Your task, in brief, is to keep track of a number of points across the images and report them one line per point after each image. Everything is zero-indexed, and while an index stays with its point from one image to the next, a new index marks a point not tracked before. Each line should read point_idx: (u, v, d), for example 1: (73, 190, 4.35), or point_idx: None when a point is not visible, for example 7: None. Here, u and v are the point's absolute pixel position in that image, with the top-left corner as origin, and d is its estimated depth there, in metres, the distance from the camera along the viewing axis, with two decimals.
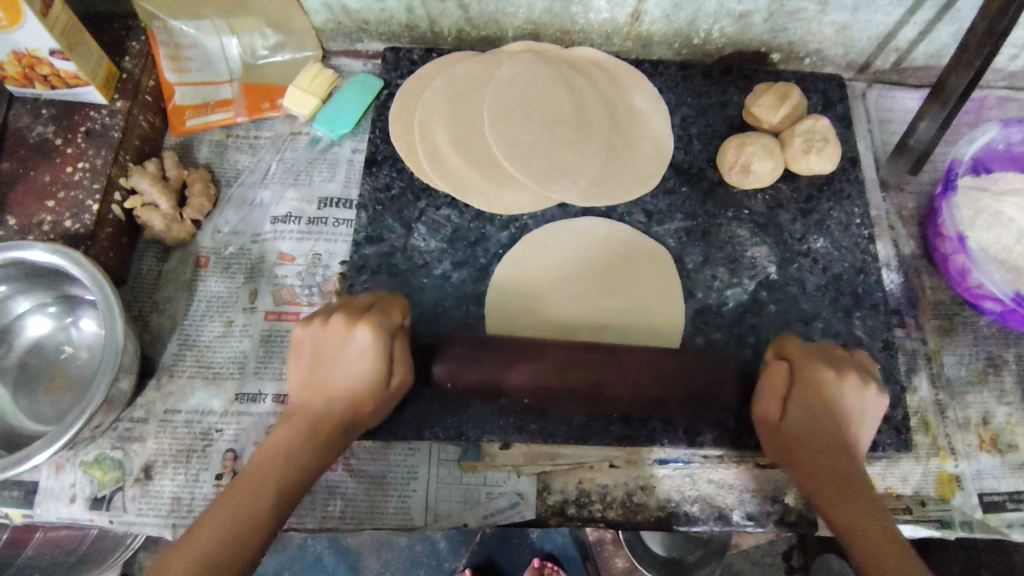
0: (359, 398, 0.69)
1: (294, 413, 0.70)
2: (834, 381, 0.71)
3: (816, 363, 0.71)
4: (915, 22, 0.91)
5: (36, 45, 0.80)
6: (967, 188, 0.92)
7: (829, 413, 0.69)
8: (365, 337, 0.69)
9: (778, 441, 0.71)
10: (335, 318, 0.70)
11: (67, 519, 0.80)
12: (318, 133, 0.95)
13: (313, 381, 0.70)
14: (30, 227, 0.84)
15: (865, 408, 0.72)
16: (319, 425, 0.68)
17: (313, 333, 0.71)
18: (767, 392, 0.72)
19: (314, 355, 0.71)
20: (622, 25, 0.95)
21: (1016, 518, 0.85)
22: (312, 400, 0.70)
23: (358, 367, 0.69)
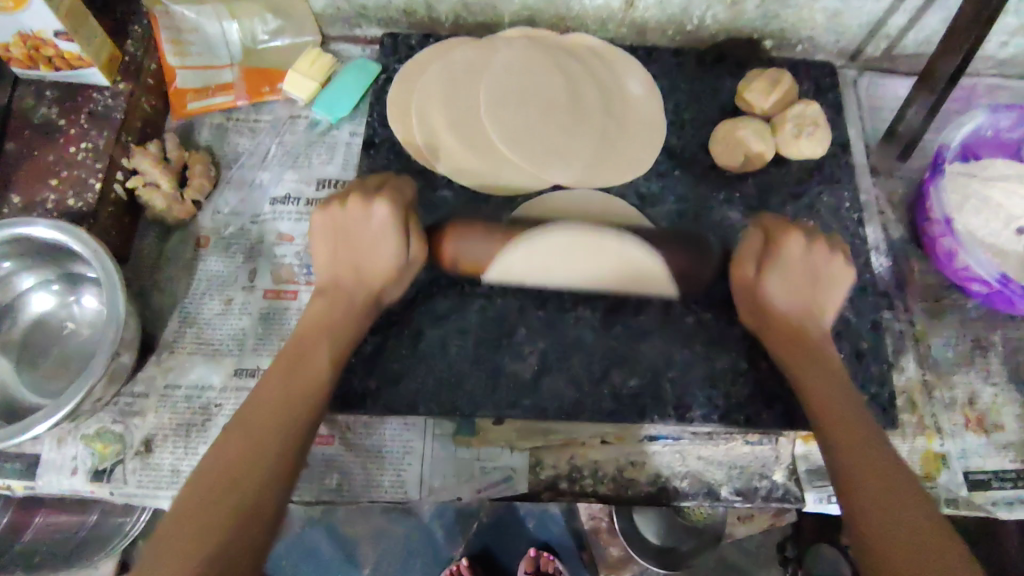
0: (382, 273, 0.79)
1: (326, 289, 0.80)
2: (802, 248, 0.80)
3: (786, 230, 0.81)
4: (905, 9, 0.93)
5: (41, 27, 0.81)
6: (956, 172, 0.93)
7: (793, 273, 0.80)
8: (381, 215, 0.78)
9: (752, 302, 0.80)
10: (352, 200, 0.79)
11: (69, 491, 0.81)
12: (318, 116, 0.97)
13: (341, 258, 0.80)
14: (33, 205, 0.85)
15: (832, 273, 0.80)
16: (348, 299, 0.78)
17: (333, 215, 0.80)
18: (743, 253, 0.81)
19: (340, 235, 0.80)
20: (617, 11, 0.96)
21: (1001, 496, 0.86)
22: (341, 273, 0.80)
23: (379, 243, 0.78)
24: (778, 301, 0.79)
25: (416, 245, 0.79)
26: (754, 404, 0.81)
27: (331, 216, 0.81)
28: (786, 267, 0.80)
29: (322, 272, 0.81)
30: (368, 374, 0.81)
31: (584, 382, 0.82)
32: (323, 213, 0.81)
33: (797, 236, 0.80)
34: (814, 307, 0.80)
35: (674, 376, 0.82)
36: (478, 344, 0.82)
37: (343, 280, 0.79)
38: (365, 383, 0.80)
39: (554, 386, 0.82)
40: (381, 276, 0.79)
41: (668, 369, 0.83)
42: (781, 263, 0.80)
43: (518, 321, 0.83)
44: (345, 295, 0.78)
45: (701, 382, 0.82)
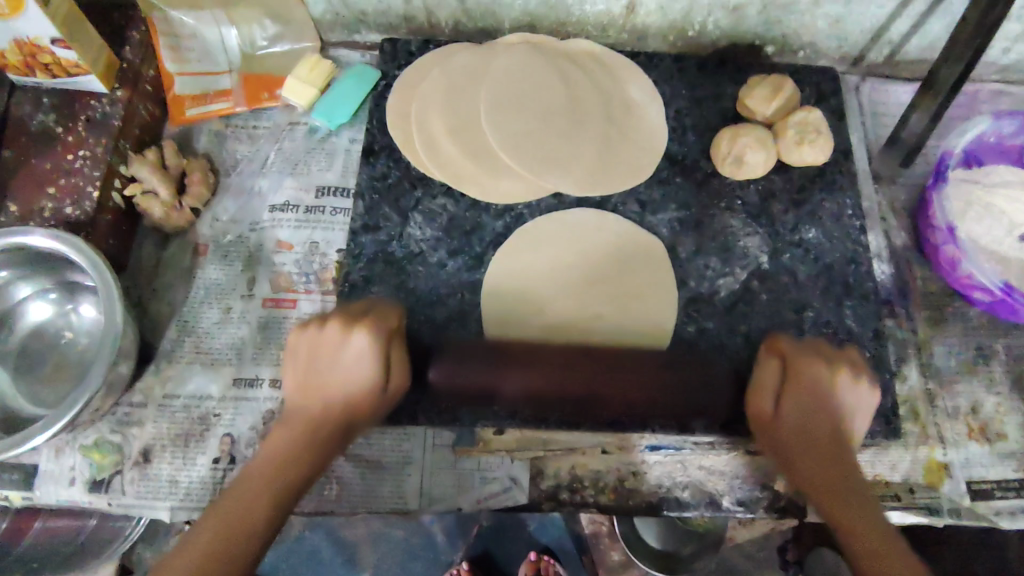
0: (354, 395, 0.70)
1: (290, 418, 0.70)
2: (825, 380, 0.72)
3: (803, 359, 0.73)
4: (908, 15, 0.92)
5: (38, 34, 0.81)
6: (958, 180, 0.93)
7: (816, 409, 0.71)
8: (362, 345, 0.69)
9: (773, 441, 0.73)
10: (332, 322, 0.71)
11: (67, 502, 0.81)
12: (317, 122, 0.97)
13: (309, 386, 0.71)
14: (31, 213, 0.85)
15: (853, 404, 0.73)
16: (315, 431, 0.69)
17: (308, 339, 0.71)
18: (760, 391, 0.74)
19: (311, 359, 0.71)
20: (618, 17, 0.96)
21: (1004, 506, 0.86)
22: (308, 403, 0.71)
23: (355, 372, 0.69)
24: (795, 427, 0.71)
25: (397, 375, 0.71)
26: None
27: (307, 338, 0.72)
28: (820, 406, 0.71)
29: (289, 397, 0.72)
30: None
31: None
32: (297, 334, 0.73)
33: (822, 366, 0.73)
34: (840, 434, 0.71)
35: None
36: None
37: (313, 407, 0.70)
38: None
39: None
40: (352, 405, 0.70)
41: None
42: (795, 392, 0.72)
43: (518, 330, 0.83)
44: (304, 431, 0.69)
45: None
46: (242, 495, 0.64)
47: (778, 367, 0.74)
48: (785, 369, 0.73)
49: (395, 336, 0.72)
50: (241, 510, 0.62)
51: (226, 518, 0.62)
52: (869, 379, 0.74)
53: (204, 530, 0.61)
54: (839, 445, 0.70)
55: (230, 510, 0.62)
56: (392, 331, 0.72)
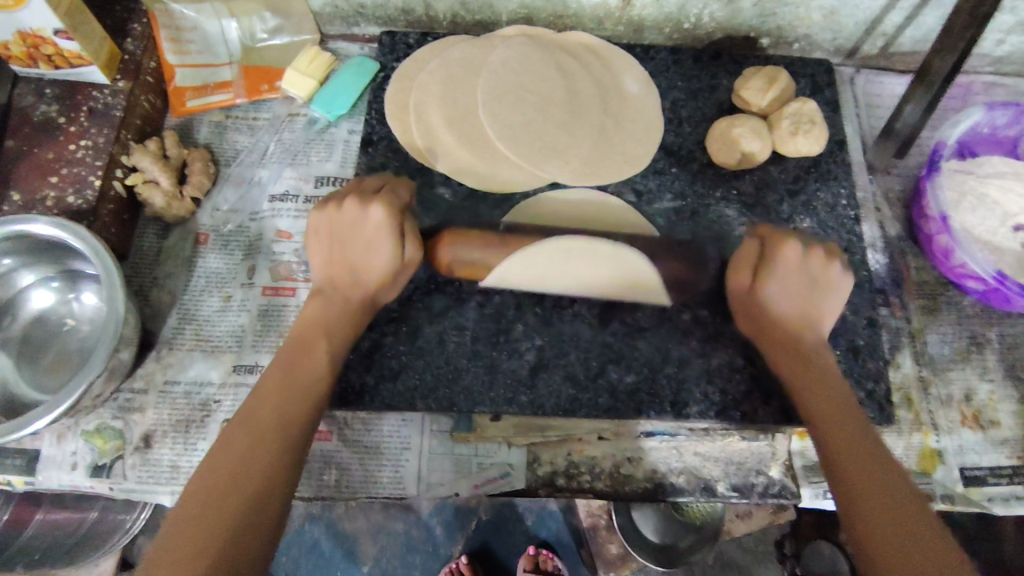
0: (374, 275, 0.77)
1: (321, 291, 0.79)
2: (798, 257, 0.78)
3: (785, 237, 0.79)
4: (901, 7, 0.93)
5: (40, 25, 0.82)
6: (952, 170, 0.94)
7: (791, 279, 0.78)
8: (376, 218, 0.76)
9: (747, 312, 0.80)
10: (347, 203, 0.78)
11: (69, 486, 0.82)
12: (316, 114, 0.98)
13: (335, 259, 0.79)
14: (33, 202, 0.86)
15: (827, 279, 0.79)
16: (337, 305, 0.77)
17: (329, 217, 0.78)
18: (739, 263, 0.81)
19: (336, 236, 0.79)
20: (614, 9, 0.97)
21: (997, 492, 0.86)
22: (336, 274, 0.79)
23: (372, 248, 0.77)
24: (769, 307, 0.78)
25: (413, 246, 0.78)
26: (750, 399, 0.82)
27: (326, 218, 0.79)
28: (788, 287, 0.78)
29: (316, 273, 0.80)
30: (365, 369, 0.81)
31: (581, 378, 0.82)
32: (319, 214, 0.80)
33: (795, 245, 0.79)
34: (811, 309, 0.78)
35: (671, 372, 0.83)
36: (475, 341, 0.82)
37: (336, 284, 0.78)
38: (363, 379, 0.81)
39: (551, 383, 0.82)
40: (376, 277, 0.77)
41: (665, 364, 0.83)
42: (779, 272, 0.78)
43: (515, 318, 0.84)
44: (335, 300, 0.77)
45: (697, 377, 0.83)
46: (286, 362, 0.73)
47: (755, 247, 0.80)
48: (761, 251, 0.80)
49: (405, 210, 0.80)
50: (285, 384, 0.71)
51: (285, 381, 0.71)
52: (840, 260, 0.80)
53: (265, 390, 0.70)
54: (806, 322, 0.78)
55: (284, 375, 0.71)
56: (401, 207, 0.79)
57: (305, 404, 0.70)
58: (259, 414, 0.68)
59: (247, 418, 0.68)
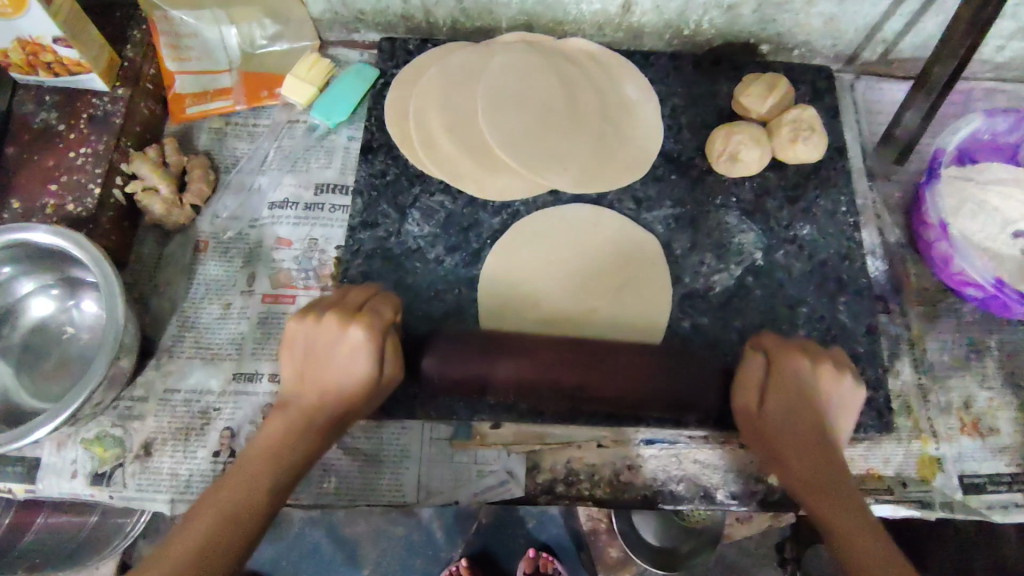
0: (348, 392, 0.70)
1: (289, 406, 0.71)
2: (805, 372, 0.75)
3: (786, 352, 0.77)
4: (901, 13, 0.93)
5: (40, 33, 0.82)
6: (952, 177, 0.94)
7: (797, 400, 0.74)
8: (357, 338, 0.70)
9: (757, 434, 0.75)
10: (329, 316, 0.71)
11: (69, 494, 0.82)
12: (316, 121, 0.97)
13: (308, 376, 0.72)
14: (33, 210, 0.86)
15: (828, 399, 0.75)
16: (306, 426, 0.69)
17: (306, 329, 0.72)
18: (744, 383, 0.77)
19: (310, 348, 0.72)
20: (614, 16, 0.97)
21: (996, 500, 0.86)
22: (308, 386, 0.72)
23: (352, 365, 0.70)
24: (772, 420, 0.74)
25: (392, 360, 0.72)
26: None
27: (303, 331, 0.73)
28: (800, 394, 0.74)
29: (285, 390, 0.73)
30: None
31: None
32: (296, 324, 0.73)
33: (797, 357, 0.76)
34: (820, 428, 0.73)
35: None
36: None
37: (306, 404, 0.70)
38: None
39: (551, 390, 0.82)
40: (350, 396, 0.70)
41: None
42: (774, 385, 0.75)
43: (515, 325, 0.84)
44: (307, 417, 0.70)
45: None
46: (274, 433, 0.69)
47: (761, 363, 0.77)
48: (768, 365, 0.77)
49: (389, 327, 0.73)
50: (235, 502, 0.62)
51: (263, 454, 0.67)
52: (851, 373, 0.77)
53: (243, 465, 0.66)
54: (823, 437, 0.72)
55: (267, 448, 0.67)
56: (384, 334, 0.71)
57: (279, 486, 0.65)
58: (230, 489, 0.63)
59: (224, 488, 0.64)
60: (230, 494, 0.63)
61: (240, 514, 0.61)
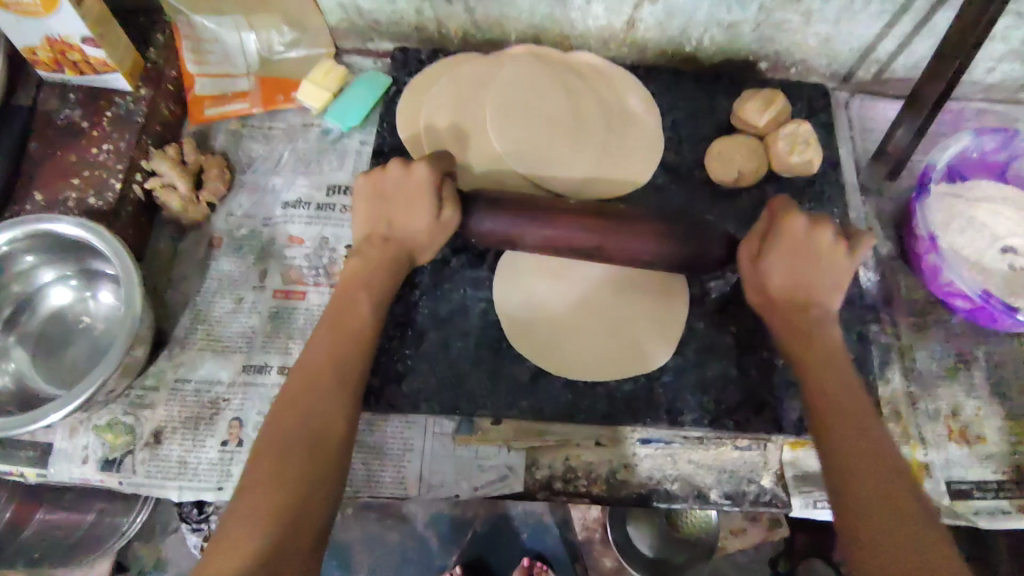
0: (415, 233, 0.81)
1: (365, 246, 0.82)
2: (803, 229, 0.77)
3: (789, 210, 0.78)
4: (894, 35, 0.97)
5: (69, 32, 0.85)
6: (942, 193, 0.97)
7: (795, 262, 0.77)
8: (420, 173, 0.79)
9: (755, 284, 0.80)
10: (392, 163, 0.81)
11: (80, 480, 0.84)
12: (330, 125, 1.01)
13: (382, 218, 0.82)
14: (55, 203, 0.89)
15: (836, 275, 0.77)
16: (380, 259, 0.80)
17: (376, 180, 0.82)
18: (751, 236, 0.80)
19: (382, 194, 0.82)
20: (618, 31, 1.01)
21: (983, 505, 0.89)
22: (379, 229, 0.82)
23: (412, 205, 0.80)
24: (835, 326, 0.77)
25: (449, 209, 0.78)
26: (743, 409, 0.84)
27: (373, 183, 0.82)
28: (797, 250, 0.77)
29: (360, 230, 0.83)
30: (371, 372, 0.83)
31: (578, 385, 0.84)
32: (365, 179, 0.83)
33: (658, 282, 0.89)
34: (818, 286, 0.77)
35: (666, 381, 0.85)
36: (478, 345, 0.85)
37: (380, 240, 0.81)
38: (370, 381, 0.83)
39: (551, 388, 0.84)
40: (413, 234, 0.81)
41: (660, 375, 0.85)
42: (781, 252, 0.78)
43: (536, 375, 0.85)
44: (378, 256, 0.81)
45: (692, 387, 0.85)
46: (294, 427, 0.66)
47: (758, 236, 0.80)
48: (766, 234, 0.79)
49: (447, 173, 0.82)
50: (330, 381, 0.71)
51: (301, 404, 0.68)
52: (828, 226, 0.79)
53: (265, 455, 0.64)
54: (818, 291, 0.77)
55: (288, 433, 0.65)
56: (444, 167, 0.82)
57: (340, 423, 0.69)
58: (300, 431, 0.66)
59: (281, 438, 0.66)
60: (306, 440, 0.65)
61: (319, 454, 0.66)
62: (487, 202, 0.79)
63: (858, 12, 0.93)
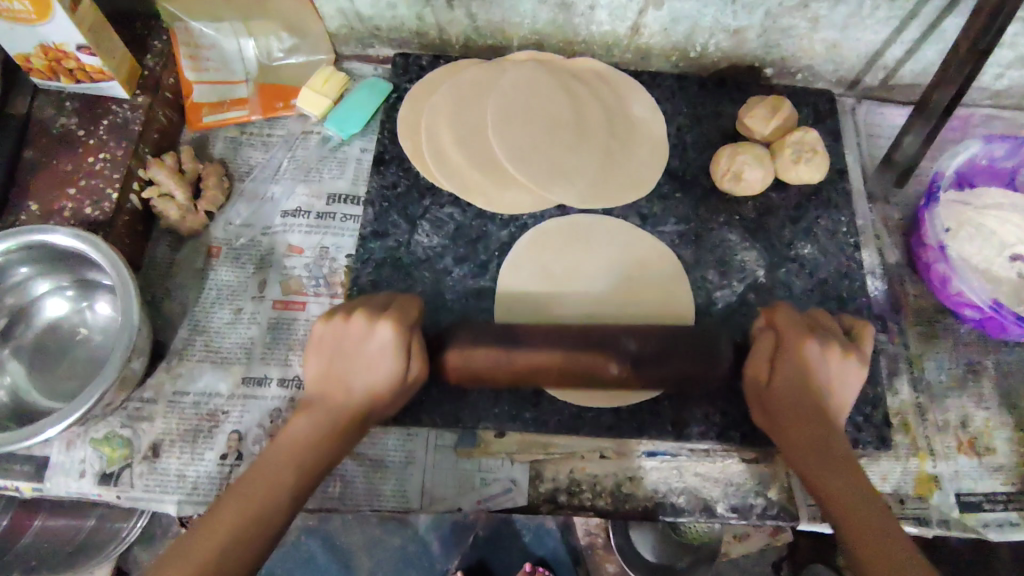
0: (375, 396, 0.71)
1: (309, 405, 0.71)
2: (815, 355, 0.73)
3: (801, 336, 0.74)
4: (902, 41, 0.96)
5: (64, 40, 0.84)
6: (951, 201, 0.96)
7: (806, 389, 0.72)
8: (384, 332, 0.71)
9: (761, 406, 0.75)
10: (357, 316, 0.72)
11: (77, 494, 0.83)
12: (329, 132, 1.00)
13: (331, 375, 0.72)
14: (51, 212, 0.88)
15: (846, 382, 0.74)
16: (330, 429, 0.69)
17: (333, 328, 0.73)
18: (757, 352, 0.76)
19: (336, 351, 0.73)
20: (622, 37, 0.99)
21: (993, 518, 0.87)
22: (327, 390, 0.72)
23: (374, 366, 0.71)
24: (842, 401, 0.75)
25: (418, 362, 0.72)
26: (749, 421, 0.83)
27: (329, 329, 0.74)
28: (806, 378, 0.72)
29: (308, 388, 0.73)
30: None
31: (585, 402, 0.83)
32: (323, 325, 0.75)
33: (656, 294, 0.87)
34: (833, 396, 0.74)
35: None
36: None
37: (330, 399, 0.71)
38: None
39: None
40: (371, 404, 0.71)
41: None
42: (808, 379, 0.72)
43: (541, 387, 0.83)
44: (326, 409, 0.70)
45: None
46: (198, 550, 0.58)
47: (770, 340, 0.75)
48: (778, 343, 0.74)
49: (415, 326, 0.74)
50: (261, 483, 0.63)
51: (230, 506, 0.61)
52: (857, 355, 0.75)
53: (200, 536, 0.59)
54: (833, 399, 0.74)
55: (234, 498, 0.62)
56: (412, 324, 0.73)
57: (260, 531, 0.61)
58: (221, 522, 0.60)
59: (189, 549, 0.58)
60: (206, 545, 0.59)
61: (227, 554, 0.58)
62: (470, 344, 0.76)
63: (866, 18, 0.92)
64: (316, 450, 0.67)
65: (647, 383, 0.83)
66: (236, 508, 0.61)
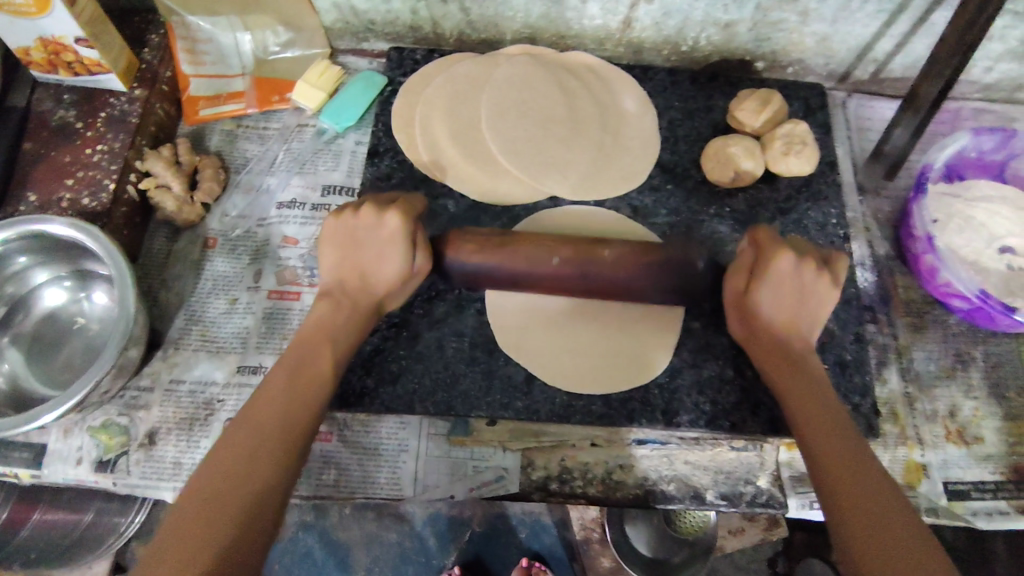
0: (386, 283, 0.79)
1: (331, 293, 0.80)
2: (791, 266, 0.77)
3: (775, 247, 0.78)
4: (891, 35, 0.97)
5: (63, 33, 0.85)
6: (940, 193, 0.97)
7: (783, 294, 0.77)
8: (392, 224, 0.78)
9: (743, 320, 0.79)
10: (365, 210, 0.79)
11: (74, 480, 0.84)
12: (324, 125, 1.01)
13: (347, 264, 0.80)
14: (49, 203, 0.89)
15: (820, 297, 0.78)
16: (353, 308, 0.78)
17: (346, 224, 0.80)
18: (739, 269, 0.80)
19: (349, 241, 0.80)
20: (614, 31, 1.00)
21: (981, 506, 0.89)
22: (346, 279, 0.80)
23: (383, 255, 0.78)
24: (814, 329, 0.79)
25: (424, 254, 0.79)
26: (739, 410, 0.83)
27: (342, 224, 0.80)
28: (779, 284, 0.77)
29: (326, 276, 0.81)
30: (365, 373, 0.83)
31: (575, 392, 0.83)
32: (334, 221, 0.81)
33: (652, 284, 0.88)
34: (804, 319, 0.78)
35: (661, 382, 0.85)
36: (473, 346, 0.85)
37: (349, 286, 0.79)
38: (364, 382, 0.83)
39: (547, 389, 0.84)
40: (386, 288, 0.79)
41: (656, 376, 0.85)
42: (781, 286, 0.77)
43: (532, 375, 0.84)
44: (349, 301, 0.78)
45: (688, 388, 0.85)
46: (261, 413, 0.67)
47: (750, 256, 0.80)
48: (756, 258, 0.79)
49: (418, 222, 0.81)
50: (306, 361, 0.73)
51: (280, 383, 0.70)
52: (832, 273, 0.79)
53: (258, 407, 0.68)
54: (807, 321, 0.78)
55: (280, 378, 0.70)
56: (417, 216, 0.81)
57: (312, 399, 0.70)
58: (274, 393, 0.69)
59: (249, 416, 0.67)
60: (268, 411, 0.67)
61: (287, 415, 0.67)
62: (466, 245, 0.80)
63: (855, 11, 0.93)
64: (346, 332, 0.77)
65: (631, 370, 0.85)
66: (283, 386, 0.70)
